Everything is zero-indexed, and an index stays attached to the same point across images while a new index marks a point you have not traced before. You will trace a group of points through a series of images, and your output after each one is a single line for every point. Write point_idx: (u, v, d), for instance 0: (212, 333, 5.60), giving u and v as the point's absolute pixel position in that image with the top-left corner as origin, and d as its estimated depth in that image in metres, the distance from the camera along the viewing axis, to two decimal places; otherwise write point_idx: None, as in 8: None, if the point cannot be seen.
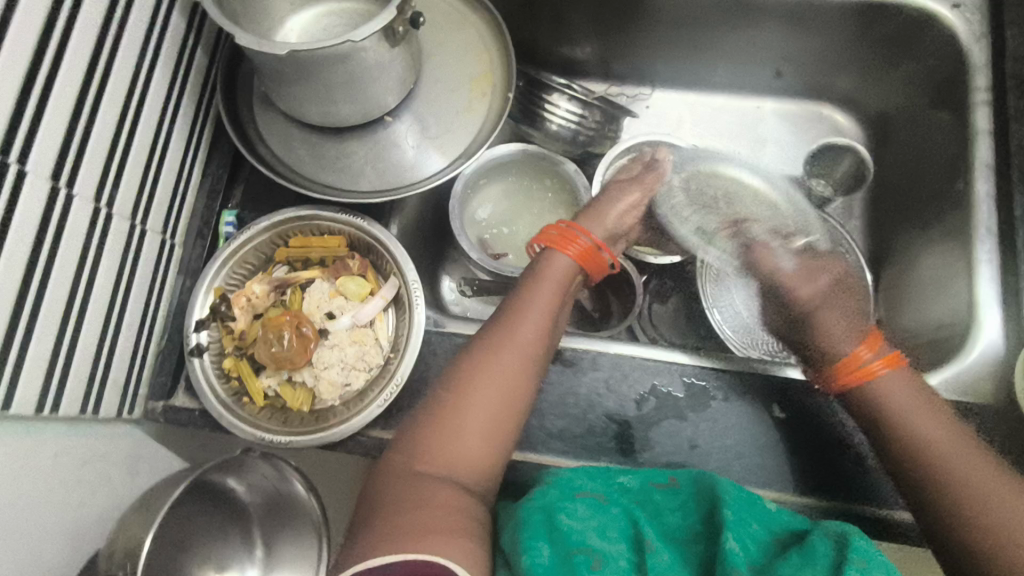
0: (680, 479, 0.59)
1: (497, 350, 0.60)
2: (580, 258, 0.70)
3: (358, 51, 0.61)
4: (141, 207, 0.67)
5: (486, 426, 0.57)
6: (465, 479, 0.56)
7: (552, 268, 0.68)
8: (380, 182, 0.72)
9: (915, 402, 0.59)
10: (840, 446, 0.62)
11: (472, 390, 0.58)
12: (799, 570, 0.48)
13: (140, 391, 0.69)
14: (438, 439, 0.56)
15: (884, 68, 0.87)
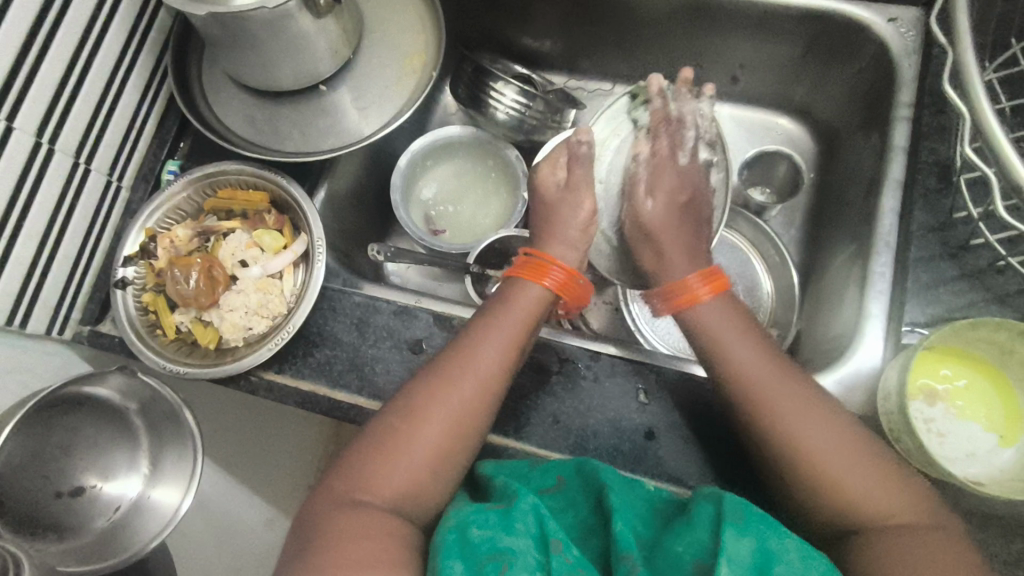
0: (566, 479, 0.60)
1: (453, 380, 0.61)
2: (558, 286, 0.69)
3: (278, 19, 0.65)
4: (87, 148, 0.74)
5: (431, 452, 0.59)
6: (407, 510, 0.57)
7: (522, 295, 0.68)
8: (305, 146, 0.77)
9: (766, 367, 0.59)
10: (694, 435, 0.64)
11: (420, 422, 0.59)
12: (681, 538, 0.51)
13: (73, 315, 0.76)
14: (383, 463, 0.58)
15: (830, 82, 0.86)
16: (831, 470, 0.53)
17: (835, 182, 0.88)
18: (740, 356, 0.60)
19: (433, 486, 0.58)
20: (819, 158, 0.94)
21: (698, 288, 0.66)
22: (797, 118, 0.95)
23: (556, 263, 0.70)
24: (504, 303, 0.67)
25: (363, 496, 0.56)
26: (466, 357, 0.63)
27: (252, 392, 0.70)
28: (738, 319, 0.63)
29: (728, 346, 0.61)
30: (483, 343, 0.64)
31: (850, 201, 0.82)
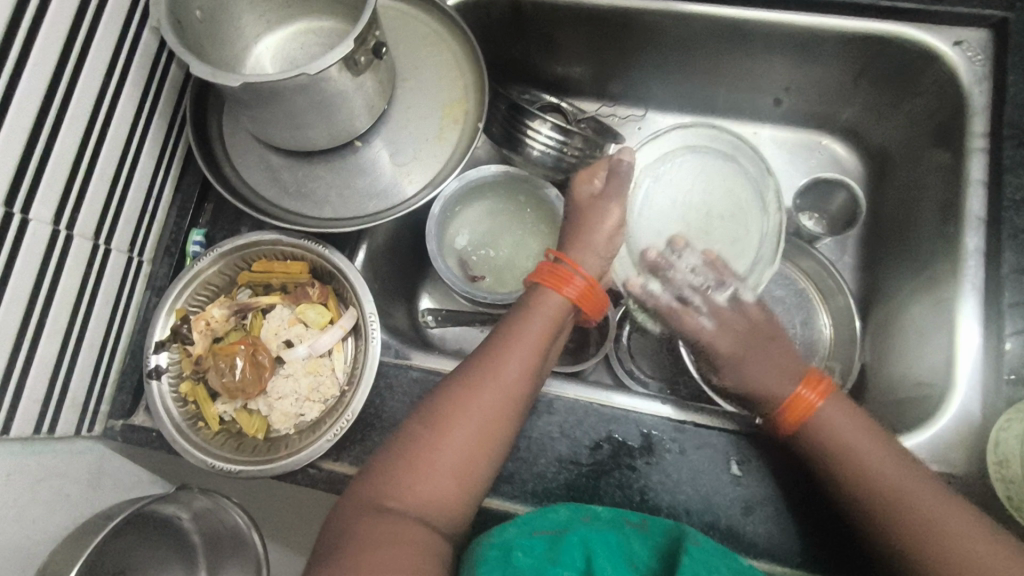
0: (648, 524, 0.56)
1: (480, 389, 0.56)
2: (579, 297, 0.64)
3: (316, 82, 0.60)
4: (105, 227, 0.67)
5: (460, 468, 0.54)
6: (435, 521, 0.52)
7: (548, 306, 0.62)
8: (343, 210, 0.71)
9: (896, 464, 0.56)
10: (790, 501, 0.61)
11: (446, 427, 0.54)
12: None
13: (101, 408, 0.70)
14: (411, 472, 0.52)
15: (887, 105, 0.83)
16: (968, 558, 0.49)
17: (892, 207, 0.85)
18: (845, 428, 0.58)
19: (456, 497, 0.53)
20: (869, 180, 0.90)
21: (812, 396, 0.60)
22: (845, 138, 0.91)
23: (578, 270, 0.65)
24: (526, 314, 0.62)
25: (390, 500, 0.51)
26: (497, 366, 0.58)
27: (309, 485, 0.65)
28: (849, 407, 0.60)
29: (839, 428, 0.58)
30: (510, 348, 0.59)
31: (917, 230, 0.79)
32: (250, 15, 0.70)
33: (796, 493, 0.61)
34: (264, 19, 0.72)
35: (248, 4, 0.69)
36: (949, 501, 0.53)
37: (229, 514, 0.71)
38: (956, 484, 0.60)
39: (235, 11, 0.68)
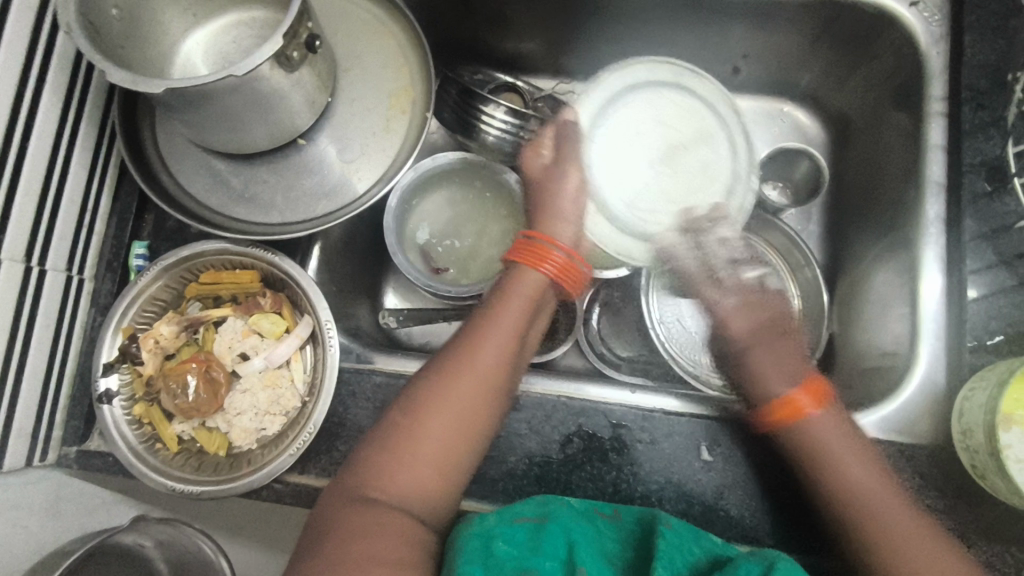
0: (623, 514, 0.56)
1: (455, 378, 0.53)
2: (559, 273, 0.59)
3: (246, 83, 0.56)
4: (37, 247, 0.63)
5: (438, 458, 0.51)
6: (420, 510, 0.50)
7: (526, 287, 0.58)
8: (291, 214, 0.68)
9: (861, 463, 0.55)
10: (744, 489, 0.62)
11: (421, 418, 0.51)
12: None
13: (54, 436, 0.67)
14: (390, 461, 0.50)
15: (845, 70, 0.81)
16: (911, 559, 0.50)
17: (854, 173, 0.84)
18: (830, 439, 0.56)
19: (436, 485, 0.51)
20: (831, 146, 0.89)
21: (805, 401, 0.57)
22: (805, 105, 0.90)
23: (553, 245, 0.60)
24: (505, 295, 0.58)
25: (371, 490, 0.49)
26: (477, 345, 0.54)
27: (276, 500, 0.63)
28: (842, 425, 0.57)
29: (827, 439, 0.56)
30: (488, 328, 0.56)
31: (879, 197, 0.78)
32: (173, 9, 0.65)
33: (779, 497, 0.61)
34: (191, 13, 0.67)
35: None
36: (917, 516, 0.53)
37: (195, 541, 0.78)
38: (923, 456, 0.61)
39: (156, 7, 0.64)
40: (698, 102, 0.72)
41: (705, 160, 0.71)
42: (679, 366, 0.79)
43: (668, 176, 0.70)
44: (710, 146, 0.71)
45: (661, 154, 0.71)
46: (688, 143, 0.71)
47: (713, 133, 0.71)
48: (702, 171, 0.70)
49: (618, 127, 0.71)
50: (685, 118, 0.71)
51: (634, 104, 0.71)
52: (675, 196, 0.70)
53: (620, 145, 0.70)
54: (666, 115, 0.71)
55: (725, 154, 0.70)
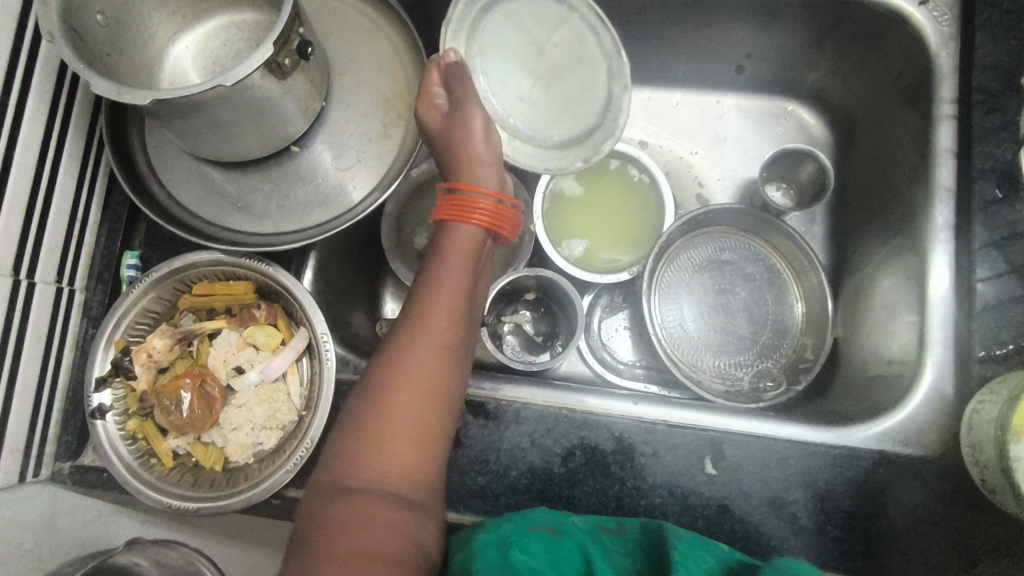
0: (629, 526, 0.55)
1: (414, 345, 0.51)
2: (488, 224, 0.58)
3: (236, 92, 0.54)
4: (26, 260, 0.62)
5: (415, 432, 0.49)
6: (407, 493, 0.47)
7: (456, 244, 0.56)
8: (284, 223, 0.66)
9: None
10: (795, 506, 0.60)
11: (391, 392, 0.49)
12: None
13: (47, 451, 0.66)
14: (370, 447, 0.47)
15: (852, 69, 0.79)
16: None
17: (860, 175, 0.83)
18: None
19: (422, 463, 0.49)
20: (836, 146, 0.87)
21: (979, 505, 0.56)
22: (810, 104, 0.88)
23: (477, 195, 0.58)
24: (440, 257, 0.55)
25: (356, 479, 0.46)
26: (429, 314, 0.52)
27: (275, 515, 0.62)
28: None
29: None
30: (435, 294, 0.53)
31: (886, 199, 0.77)
32: (161, 13, 0.63)
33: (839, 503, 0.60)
34: (180, 16, 0.65)
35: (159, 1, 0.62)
36: None
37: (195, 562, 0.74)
38: (930, 468, 0.60)
39: (144, 11, 0.62)
40: (543, 5, 0.66)
41: (575, 58, 0.67)
42: (682, 373, 0.78)
43: (531, 85, 0.66)
44: (575, 45, 0.66)
45: (530, 61, 0.66)
46: (560, 45, 0.66)
47: (563, 33, 0.66)
48: (574, 73, 0.67)
49: (493, 48, 0.65)
50: (529, 29, 0.66)
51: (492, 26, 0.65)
52: (543, 111, 0.66)
53: (500, 65, 0.65)
54: (515, 24, 0.66)
55: (593, 50, 0.67)
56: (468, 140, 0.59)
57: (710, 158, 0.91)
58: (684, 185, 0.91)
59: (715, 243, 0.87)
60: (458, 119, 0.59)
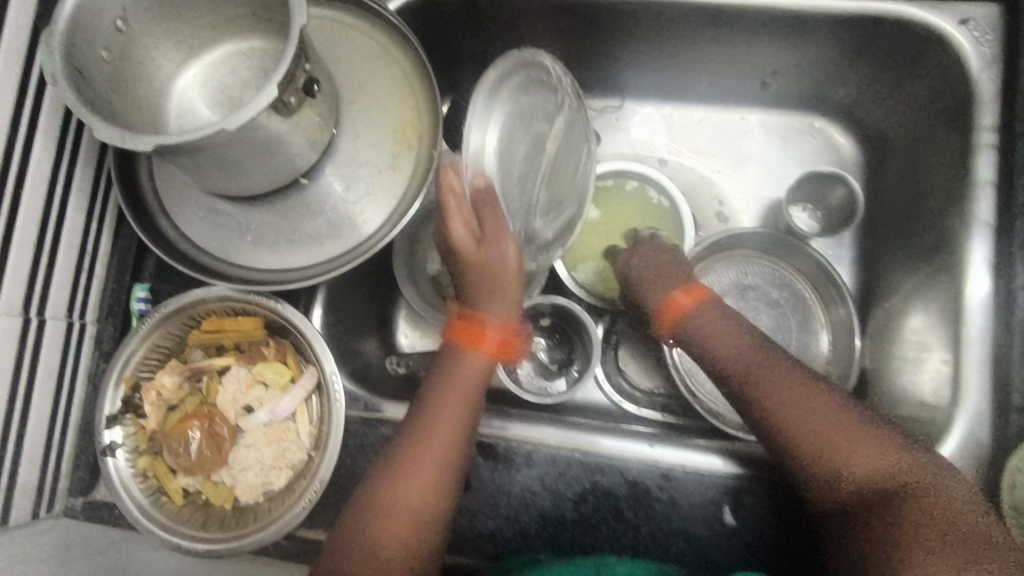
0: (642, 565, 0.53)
1: (411, 463, 0.52)
2: (497, 350, 0.56)
3: (240, 134, 0.53)
4: (35, 298, 0.61)
5: (403, 551, 0.50)
6: None
7: (468, 371, 0.55)
8: (292, 259, 0.64)
9: (873, 448, 0.54)
10: (801, 560, 0.59)
11: (382, 509, 0.51)
12: None
13: (59, 486, 0.66)
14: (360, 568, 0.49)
15: (885, 88, 0.75)
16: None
17: (891, 198, 0.79)
18: (800, 420, 0.57)
19: None
20: (866, 166, 0.83)
21: (683, 298, 0.70)
22: (839, 121, 0.84)
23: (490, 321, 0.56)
24: (445, 384, 0.55)
25: None
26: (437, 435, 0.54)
27: (284, 556, 0.63)
28: (820, 410, 0.57)
29: (788, 412, 0.58)
30: (440, 415, 0.54)
31: (917, 227, 0.73)
32: (167, 45, 0.62)
33: (796, 545, 0.59)
34: (185, 45, 0.63)
35: (163, 32, 0.61)
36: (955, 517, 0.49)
37: None
38: None
39: (150, 43, 0.60)
40: (541, 86, 0.59)
41: (564, 145, 0.63)
42: (702, 407, 0.75)
43: (530, 185, 0.59)
44: (565, 131, 0.63)
45: (533, 155, 0.58)
46: (554, 133, 0.61)
47: (557, 117, 0.61)
48: (562, 162, 0.63)
49: (507, 151, 0.54)
50: (533, 118, 0.57)
51: (508, 123, 0.54)
52: (540, 211, 0.62)
53: (512, 168, 0.55)
54: (523, 111, 0.56)
55: (577, 135, 0.65)
56: (498, 268, 0.53)
57: (732, 179, 0.88)
58: (704, 205, 0.88)
59: (737, 268, 0.83)
60: (491, 243, 0.53)
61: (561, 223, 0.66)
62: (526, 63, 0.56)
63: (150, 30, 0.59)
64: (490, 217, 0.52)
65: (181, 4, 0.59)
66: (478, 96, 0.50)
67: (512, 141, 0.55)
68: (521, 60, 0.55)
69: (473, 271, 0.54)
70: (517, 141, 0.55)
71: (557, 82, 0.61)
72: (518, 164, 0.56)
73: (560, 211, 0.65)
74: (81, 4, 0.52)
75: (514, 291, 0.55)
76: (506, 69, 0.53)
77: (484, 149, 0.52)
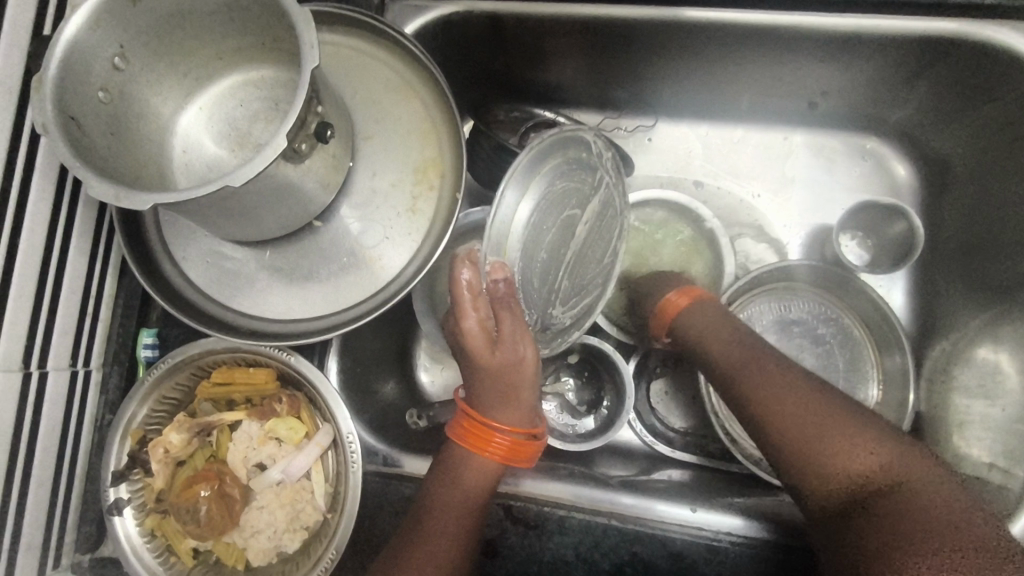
0: None
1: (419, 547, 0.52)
2: (504, 454, 0.55)
3: (246, 187, 0.48)
4: (38, 352, 0.58)
5: None
6: None
7: (471, 476, 0.54)
8: (305, 307, 0.60)
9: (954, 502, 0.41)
10: None
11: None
12: None
13: (66, 543, 0.63)
14: None
15: (949, 111, 0.69)
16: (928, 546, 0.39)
17: (950, 230, 0.73)
18: (872, 456, 0.45)
19: None
20: (922, 194, 0.77)
21: (680, 300, 0.68)
22: (893, 144, 0.77)
23: (499, 424, 0.54)
24: (450, 480, 0.54)
25: None
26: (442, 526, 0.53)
27: None
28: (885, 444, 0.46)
29: (851, 447, 0.46)
30: (445, 502, 0.54)
31: (984, 263, 0.68)
32: (171, 79, 0.58)
33: None
34: (190, 78, 0.59)
35: (167, 67, 0.56)
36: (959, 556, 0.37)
37: None
38: None
39: (151, 80, 0.56)
40: (579, 166, 0.59)
41: (597, 227, 0.62)
42: (742, 455, 0.70)
43: (552, 267, 0.58)
44: (601, 214, 0.62)
45: (559, 237, 0.58)
46: (586, 216, 0.61)
47: (591, 200, 0.60)
48: (591, 244, 0.62)
49: (532, 231, 0.54)
50: (563, 200, 0.57)
51: (536, 205, 0.54)
52: (557, 298, 0.61)
53: (535, 248, 0.55)
54: (554, 195, 0.56)
55: (612, 215, 0.63)
56: (511, 368, 0.52)
57: (773, 204, 0.82)
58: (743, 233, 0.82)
59: (780, 302, 0.77)
60: (505, 344, 0.51)
61: (580, 308, 0.63)
62: (562, 143, 0.56)
63: (152, 67, 0.55)
64: (507, 316, 0.51)
65: (184, 37, 0.55)
66: (505, 180, 0.51)
67: (538, 225, 0.55)
68: (557, 139, 0.56)
69: (488, 373, 0.53)
70: (544, 226, 0.56)
71: (597, 159, 0.61)
72: (541, 248, 0.56)
73: (587, 293, 0.63)
74: (76, 46, 0.48)
75: (525, 390, 0.54)
76: (540, 152, 0.54)
77: (506, 231, 0.51)
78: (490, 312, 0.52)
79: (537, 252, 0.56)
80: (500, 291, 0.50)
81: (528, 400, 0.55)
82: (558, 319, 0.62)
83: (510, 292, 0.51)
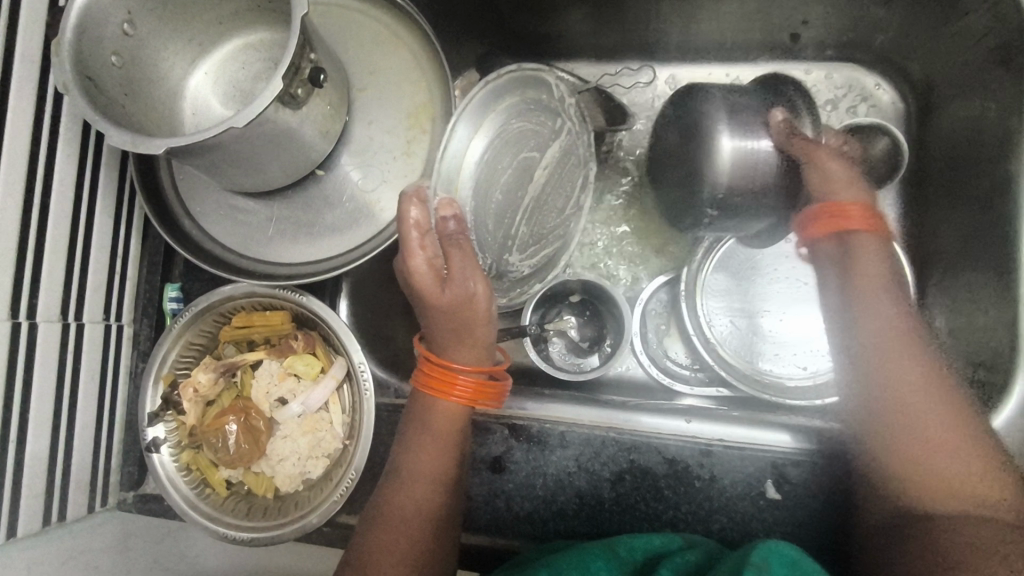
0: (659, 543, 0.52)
1: (423, 453, 0.57)
2: (471, 396, 0.57)
3: (249, 132, 0.52)
4: (74, 302, 0.63)
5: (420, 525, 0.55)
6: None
7: (444, 418, 0.57)
8: (312, 252, 0.64)
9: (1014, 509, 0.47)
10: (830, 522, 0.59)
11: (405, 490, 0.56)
12: None
13: (111, 480, 0.69)
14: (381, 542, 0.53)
15: (929, 29, 0.70)
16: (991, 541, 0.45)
17: (937, 149, 0.74)
18: (954, 451, 0.50)
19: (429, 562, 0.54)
20: (909, 117, 0.78)
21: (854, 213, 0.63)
22: (879, 70, 0.78)
23: (460, 367, 0.56)
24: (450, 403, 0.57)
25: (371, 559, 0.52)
26: (425, 470, 0.57)
27: (326, 542, 0.64)
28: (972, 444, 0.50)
29: (932, 439, 0.51)
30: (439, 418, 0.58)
31: (966, 177, 0.69)
32: (176, 44, 0.62)
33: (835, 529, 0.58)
34: (195, 44, 0.63)
35: (172, 32, 0.60)
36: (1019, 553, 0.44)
37: None
38: None
39: (158, 45, 0.60)
40: (537, 107, 0.65)
41: (558, 174, 0.68)
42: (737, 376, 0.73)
43: (508, 208, 0.67)
44: (562, 160, 0.68)
45: (515, 177, 0.66)
46: (546, 160, 0.67)
47: (552, 144, 0.67)
48: (554, 192, 0.68)
49: (486, 165, 0.64)
50: (519, 140, 0.65)
51: (490, 142, 0.63)
52: (512, 248, 0.68)
53: (487, 190, 0.65)
54: (508, 134, 0.64)
55: (575, 163, 0.68)
56: (468, 305, 0.54)
57: None
58: None
59: None
60: (459, 281, 0.53)
61: (542, 256, 0.70)
62: (519, 84, 0.63)
63: (159, 31, 0.59)
64: (456, 255, 0.53)
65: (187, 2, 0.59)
66: (455, 117, 0.59)
67: (488, 160, 0.64)
68: (513, 77, 0.62)
69: (442, 312, 0.54)
70: (501, 165, 0.65)
71: (559, 105, 0.66)
72: (491, 185, 0.65)
73: (545, 243, 0.69)
74: (87, 12, 0.52)
75: (477, 326, 0.55)
76: (493, 90, 0.61)
77: (458, 164, 0.61)
78: (439, 253, 0.54)
79: (492, 191, 0.65)
80: (449, 228, 0.53)
81: (483, 341, 0.56)
82: (515, 267, 0.69)
83: (459, 230, 0.54)
